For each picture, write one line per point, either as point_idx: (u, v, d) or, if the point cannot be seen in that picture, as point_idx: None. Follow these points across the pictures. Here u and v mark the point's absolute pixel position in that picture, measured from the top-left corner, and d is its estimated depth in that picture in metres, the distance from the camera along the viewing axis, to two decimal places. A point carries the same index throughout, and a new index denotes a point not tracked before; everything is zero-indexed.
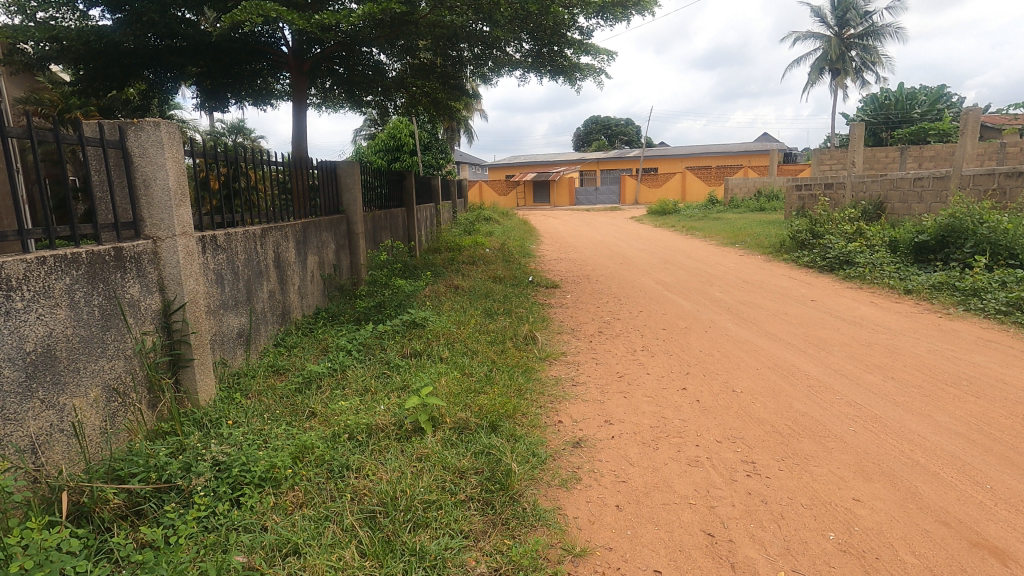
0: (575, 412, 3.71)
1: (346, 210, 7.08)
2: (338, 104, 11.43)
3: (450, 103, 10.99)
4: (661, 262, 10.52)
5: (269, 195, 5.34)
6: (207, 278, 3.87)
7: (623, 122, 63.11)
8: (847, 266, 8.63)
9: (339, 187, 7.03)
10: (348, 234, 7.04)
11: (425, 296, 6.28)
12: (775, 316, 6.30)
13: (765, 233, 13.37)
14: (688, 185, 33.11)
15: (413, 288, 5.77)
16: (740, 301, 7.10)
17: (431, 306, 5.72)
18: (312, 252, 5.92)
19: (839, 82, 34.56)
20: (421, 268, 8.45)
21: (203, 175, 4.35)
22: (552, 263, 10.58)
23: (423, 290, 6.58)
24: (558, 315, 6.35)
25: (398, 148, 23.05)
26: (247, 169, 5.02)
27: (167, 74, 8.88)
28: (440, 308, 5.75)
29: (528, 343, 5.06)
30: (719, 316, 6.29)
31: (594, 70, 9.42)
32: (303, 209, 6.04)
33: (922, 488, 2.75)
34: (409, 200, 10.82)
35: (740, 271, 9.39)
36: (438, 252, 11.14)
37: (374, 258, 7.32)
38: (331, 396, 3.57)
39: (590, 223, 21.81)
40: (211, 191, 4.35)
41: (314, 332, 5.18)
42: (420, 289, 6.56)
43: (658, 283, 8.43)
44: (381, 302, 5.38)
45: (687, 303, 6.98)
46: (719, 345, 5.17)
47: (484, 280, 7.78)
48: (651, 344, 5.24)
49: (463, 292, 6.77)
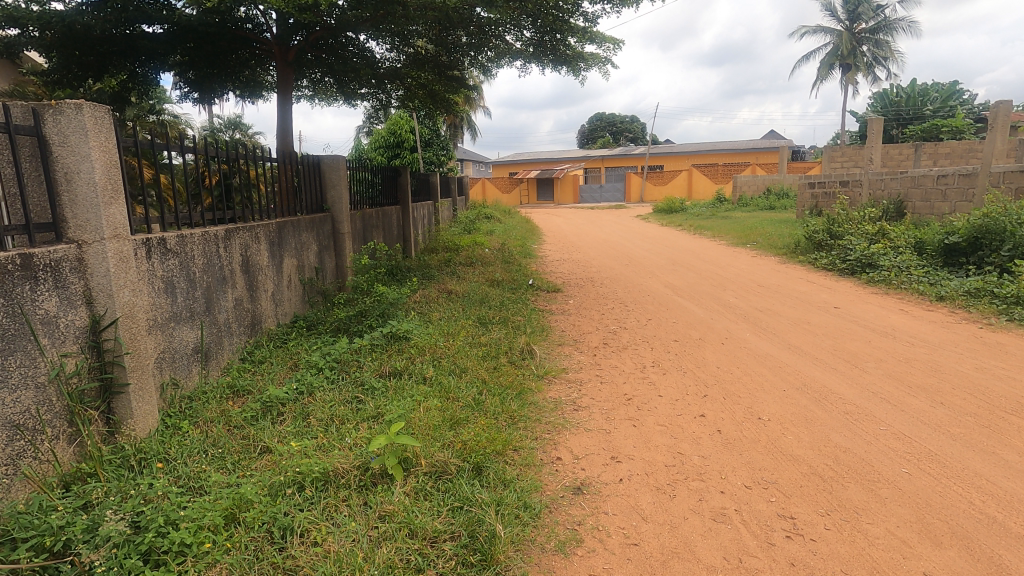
0: (577, 445, 3.18)
1: (331, 208, 6.55)
2: (331, 96, 10.89)
3: (448, 96, 10.44)
4: (669, 264, 9.97)
5: (267, 192, 5.28)
6: (152, 288, 3.36)
7: (628, 119, 62.50)
8: (870, 269, 8.06)
9: (324, 183, 6.51)
10: (334, 235, 6.51)
11: (412, 304, 5.75)
12: (798, 325, 5.74)
13: (777, 233, 12.80)
14: (694, 183, 32.61)
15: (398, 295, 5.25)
16: (757, 307, 6.55)
17: (418, 316, 5.19)
18: (290, 254, 5.40)
19: (849, 78, 33.83)
20: (413, 270, 7.94)
21: (197, 171, 4.27)
22: (554, 264, 10.06)
23: (411, 297, 6.05)
24: (559, 323, 5.83)
25: (398, 144, 22.67)
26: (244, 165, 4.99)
27: (148, 64, 8.39)
28: (428, 318, 5.21)
29: (525, 357, 4.54)
30: (736, 324, 5.76)
31: (599, 60, 8.87)
32: (282, 207, 5.56)
33: (1007, 557, 2.21)
34: (403, 198, 10.30)
35: (755, 273, 8.84)
36: (435, 253, 10.62)
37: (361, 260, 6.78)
38: (291, 428, 3.06)
39: (595, 221, 21.28)
40: (208, 188, 4.31)
41: (287, 345, 4.66)
42: (408, 296, 6.03)
43: (667, 287, 7.89)
44: (361, 311, 4.84)
45: (699, 310, 6.42)
46: (738, 360, 4.64)
47: (480, 284, 7.25)
48: (663, 359, 4.70)
49: (456, 298, 6.22)
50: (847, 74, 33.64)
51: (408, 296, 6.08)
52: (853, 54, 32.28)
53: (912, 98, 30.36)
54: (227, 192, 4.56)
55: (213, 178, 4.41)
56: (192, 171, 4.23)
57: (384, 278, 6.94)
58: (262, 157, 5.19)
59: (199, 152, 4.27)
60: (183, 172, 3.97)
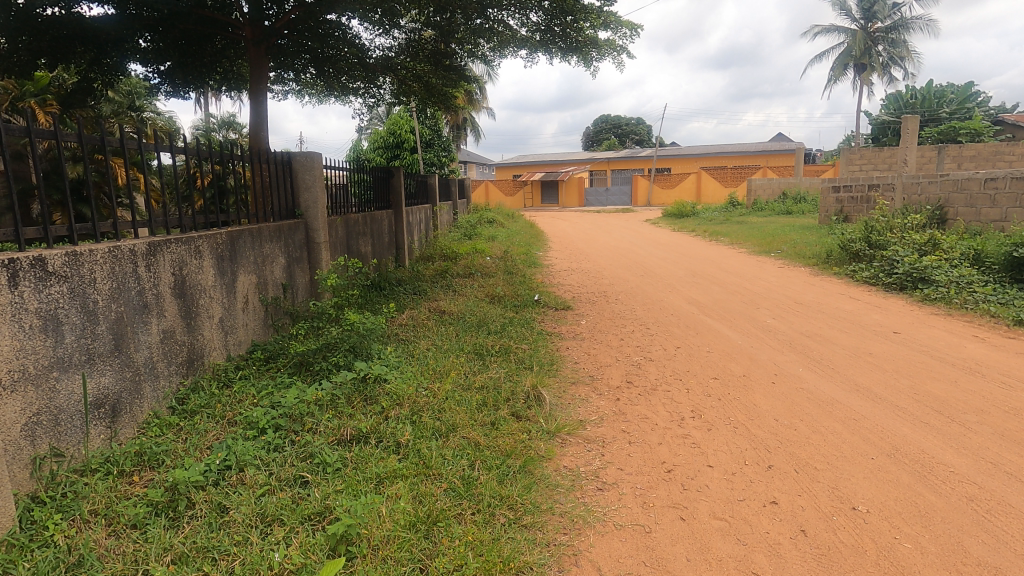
0: (606, 557, 2.25)
1: (305, 213, 5.60)
2: (320, 91, 10.01)
3: (447, 91, 9.55)
4: (689, 275, 9.03)
5: (260, 194, 4.99)
6: (17, 327, 2.44)
7: (634, 122, 61.65)
8: (922, 284, 7.08)
9: (296, 184, 5.58)
10: (307, 245, 5.57)
11: (394, 330, 4.80)
12: (858, 357, 4.79)
13: (803, 240, 11.84)
14: (703, 187, 31.80)
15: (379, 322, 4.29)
16: (802, 332, 5.59)
17: (399, 349, 4.25)
18: (248, 270, 4.47)
19: (863, 79, 32.81)
20: (403, 285, 7.02)
21: (189, 173, 4.11)
22: (561, 275, 9.14)
23: (394, 321, 5.09)
24: (571, 353, 4.89)
25: (398, 145, 21.79)
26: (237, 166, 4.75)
27: (111, 54, 7.52)
28: (411, 351, 4.28)
29: (531, 405, 3.60)
30: (783, 356, 4.80)
31: (614, 48, 7.96)
32: (248, 213, 4.76)
33: None
34: (396, 202, 9.38)
35: (787, 287, 7.90)
36: (430, 262, 9.68)
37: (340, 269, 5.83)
38: (197, 540, 2.13)
39: (602, 225, 20.36)
40: (199, 190, 4.15)
41: (231, 387, 3.72)
42: (391, 320, 5.07)
43: (691, 304, 6.96)
44: (326, 343, 3.87)
45: (736, 336, 5.46)
46: (799, 410, 3.68)
47: (478, 301, 6.33)
48: (704, 406, 3.75)
49: (448, 321, 5.28)
50: (861, 75, 32.62)
51: (391, 320, 5.12)
52: (867, 54, 31.25)
53: (928, 100, 29.37)
54: (221, 193, 4.42)
55: (204, 179, 4.25)
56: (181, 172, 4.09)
57: (364, 297, 5.98)
58: (236, 155, 4.61)
59: (189, 153, 4.09)
60: (170, 173, 3.81)
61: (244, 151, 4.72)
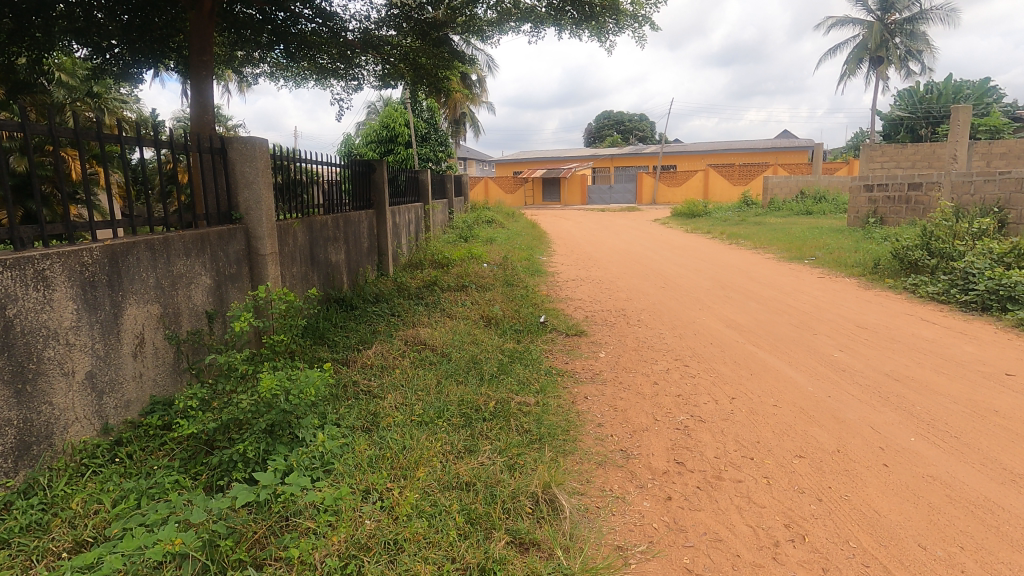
0: None
1: (245, 216, 4.31)
2: (296, 73, 8.74)
3: (441, 74, 8.29)
4: (717, 287, 7.80)
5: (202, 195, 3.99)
6: None
7: (637, 118, 60.50)
8: (1011, 305, 5.81)
9: (232, 179, 4.28)
10: (246, 258, 4.30)
11: (346, 384, 3.53)
12: (982, 416, 3.54)
13: (838, 245, 10.58)
14: (710, 184, 30.63)
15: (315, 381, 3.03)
16: (885, 373, 4.35)
17: (347, 422, 2.97)
18: (146, 297, 3.21)
19: (879, 73, 31.43)
20: (380, 306, 5.80)
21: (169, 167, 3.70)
22: (569, 286, 7.91)
23: (347, 368, 3.82)
24: (592, 410, 3.65)
25: (391, 138, 20.45)
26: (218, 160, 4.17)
27: (35, 29, 6.30)
28: (366, 425, 3.01)
29: (541, 519, 2.36)
30: (880, 416, 3.55)
31: (634, 18, 6.69)
32: (161, 218, 3.56)
33: None
34: (379, 200, 8.07)
35: (839, 305, 6.66)
36: (417, 270, 8.42)
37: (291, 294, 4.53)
38: None
39: (608, 224, 19.10)
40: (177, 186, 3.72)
41: (78, 490, 2.42)
42: (338, 370, 3.80)
43: (731, 328, 5.72)
44: (234, 418, 2.57)
45: (804, 381, 4.20)
46: (950, 529, 2.42)
47: (469, 326, 5.10)
48: (802, 516, 2.50)
49: (429, 361, 4.03)
50: (877, 69, 31.24)
51: (338, 368, 3.84)
52: (885, 47, 29.85)
53: (945, 96, 27.91)
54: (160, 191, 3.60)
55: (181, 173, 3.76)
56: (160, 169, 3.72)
57: (310, 328, 4.67)
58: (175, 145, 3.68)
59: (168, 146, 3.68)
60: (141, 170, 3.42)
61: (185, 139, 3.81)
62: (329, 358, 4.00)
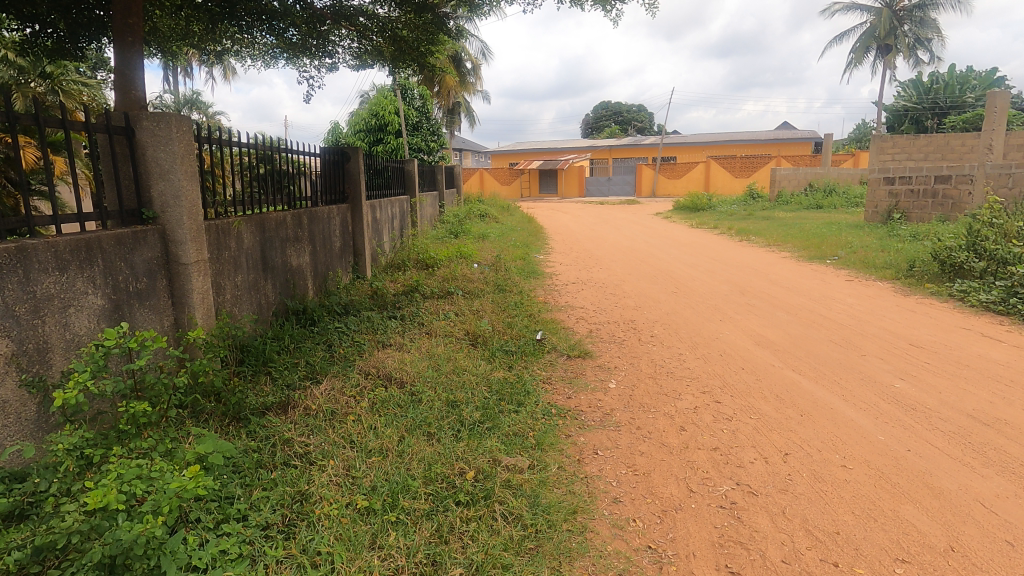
0: None
1: (161, 216, 3.37)
2: (262, 50, 7.76)
3: (425, 51, 7.33)
4: (737, 292, 6.92)
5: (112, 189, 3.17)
6: None
7: (636, 109, 59.53)
8: None
9: (144, 168, 3.34)
10: (163, 267, 3.38)
11: (276, 447, 2.63)
12: None
13: (862, 244, 9.69)
14: (712, 176, 29.80)
15: (212, 457, 2.12)
16: (969, 414, 3.47)
17: (259, 519, 2.08)
18: None
19: (886, 63, 30.46)
20: (346, 320, 4.89)
21: (111, 155, 3.18)
22: (570, 291, 7.03)
23: (282, 419, 2.92)
24: (605, 476, 2.77)
25: (380, 127, 19.40)
26: (132, 145, 3.28)
27: None
28: (289, 521, 2.12)
29: None
30: (988, 486, 2.68)
31: None
32: (27, 221, 2.68)
33: None
34: (355, 193, 7.11)
35: (880, 315, 5.79)
36: (399, 272, 7.51)
37: (222, 321, 3.60)
38: None
39: (608, 219, 18.18)
40: (117, 175, 3.18)
41: None
42: (270, 421, 2.89)
43: (762, 346, 4.84)
44: (54, 538, 1.66)
45: (869, 426, 3.32)
46: None
47: (451, 349, 4.21)
48: None
49: (394, 404, 3.14)
50: (884, 58, 30.22)
51: (270, 419, 2.94)
52: (893, 35, 28.81)
53: (950, 86, 26.93)
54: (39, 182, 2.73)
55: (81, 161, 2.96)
56: (104, 154, 3.18)
57: (239, 357, 3.78)
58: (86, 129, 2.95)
59: (115, 131, 3.17)
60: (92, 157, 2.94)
61: (99, 121, 3.05)
62: (262, 403, 3.08)
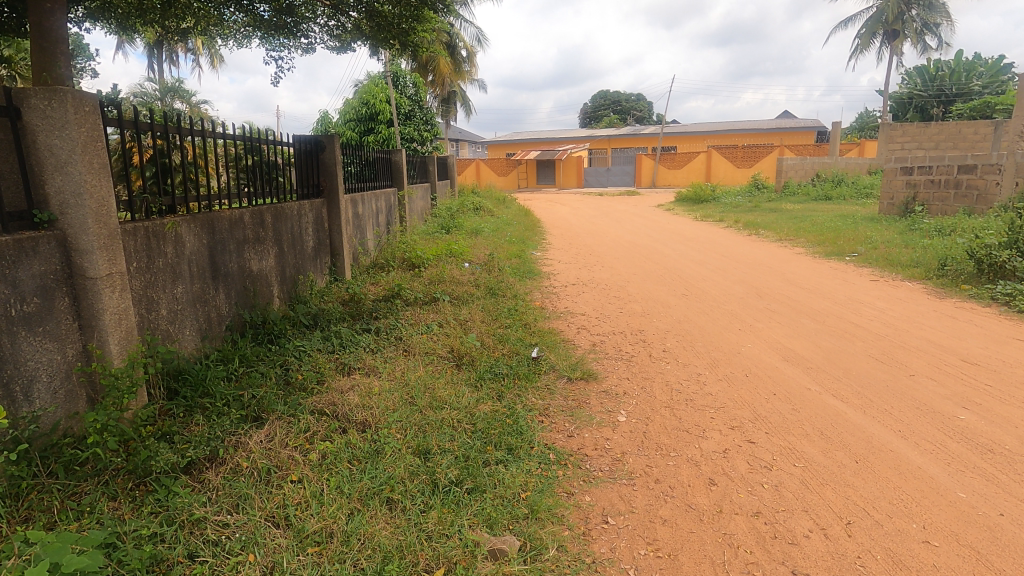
0: None
1: (60, 219, 2.69)
2: (231, 29, 6.99)
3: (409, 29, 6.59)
4: (754, 295, 6.25)
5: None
6: None
7: (635, 98, 58.61)
8: None
9: (38, 160, 2.65)
10: (64, 283, 2.70)
11: (182, 531, 1.98)
12: None
13: (883, 238, 9.03)
14: (713, 166, 29.05)
15: None
16: None
17: None
18: None
19: (891, 49, 29.62)
20: (309, 335, 4.21)
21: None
22: (570, 294, 6.35)
23: (201, 486, 2.26)
24: (618, 561, 2.11)
25: (371, 116, 18.60)
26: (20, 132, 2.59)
27: None
28: None
29: None
30: None
31: None
32: None
33: None
34: (331, 187, 6.40)
35: (918, 323, 5.14)
36: (381, 274, 6.83)
37: (142, 347, 2.93)
38: None
39: (608, 211, 17.46)
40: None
41: None
42: (183, 489, 2.23)
43: (792, 364, 4.17)
44: None
45: (944, 478, 2.67)
46: None
47: (429, 373, 3.54)
48: None
49: (348, 459, 2.48)
50: (891, 44, 29.35)
51: (185, 484, 2.28)
52: (900, 20, 27.94)
53: (957, 73, 26.16)
54: None
55: None
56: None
57: (171, 387, 3.13)
58: None
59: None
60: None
61: None
62: (179, 460, 2.41)
